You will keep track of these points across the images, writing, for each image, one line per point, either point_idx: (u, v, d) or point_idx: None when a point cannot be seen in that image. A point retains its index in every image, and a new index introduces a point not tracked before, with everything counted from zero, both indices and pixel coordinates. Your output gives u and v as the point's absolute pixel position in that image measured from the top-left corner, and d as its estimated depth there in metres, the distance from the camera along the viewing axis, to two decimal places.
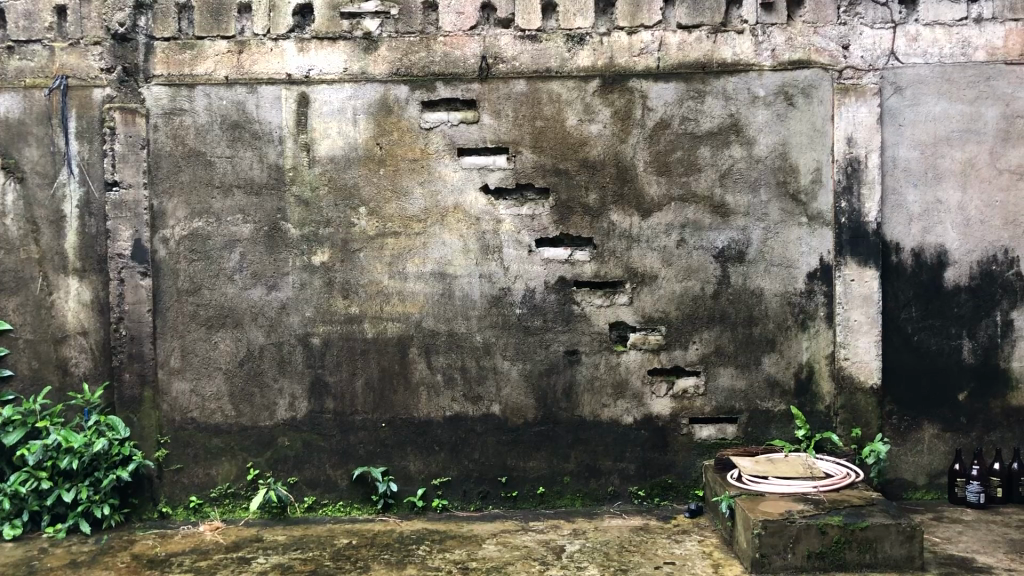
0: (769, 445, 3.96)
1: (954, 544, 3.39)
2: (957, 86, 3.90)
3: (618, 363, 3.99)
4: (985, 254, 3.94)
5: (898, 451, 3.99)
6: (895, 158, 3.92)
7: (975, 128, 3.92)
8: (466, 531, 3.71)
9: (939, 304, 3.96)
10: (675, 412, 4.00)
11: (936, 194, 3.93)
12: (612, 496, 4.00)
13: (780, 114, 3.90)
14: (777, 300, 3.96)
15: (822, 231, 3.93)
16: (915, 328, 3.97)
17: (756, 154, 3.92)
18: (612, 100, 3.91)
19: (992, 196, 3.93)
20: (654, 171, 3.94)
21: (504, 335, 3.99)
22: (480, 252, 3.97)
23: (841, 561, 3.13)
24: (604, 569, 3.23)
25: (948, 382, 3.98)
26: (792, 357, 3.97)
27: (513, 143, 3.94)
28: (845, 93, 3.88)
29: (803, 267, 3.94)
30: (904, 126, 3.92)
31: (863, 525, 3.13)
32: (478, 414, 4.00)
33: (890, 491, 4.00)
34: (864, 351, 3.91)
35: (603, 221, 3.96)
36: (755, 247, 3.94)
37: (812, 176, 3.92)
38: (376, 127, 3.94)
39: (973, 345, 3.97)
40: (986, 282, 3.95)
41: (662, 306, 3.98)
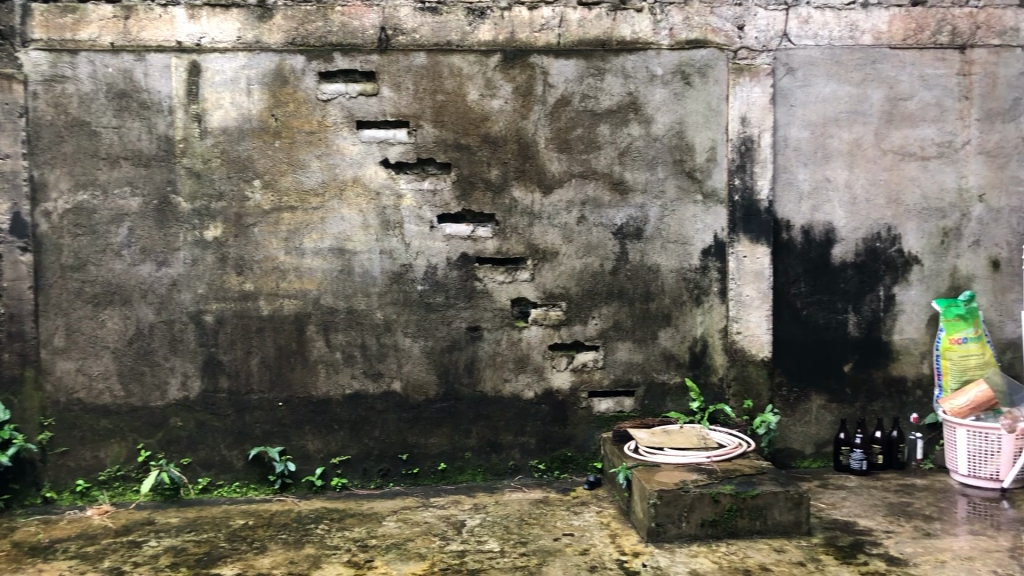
0: (664, 417, 4.06)
1: (839, 509, 3.54)
2: (845, 69, 4.03)
3: (519, 339, 4.01)
4: (870, 231, 4.09)
5: (787, 421, 4.14)
6: (787, 138, 4.03)
7: (861, 109, 4.05)
8: (366, 509, 3.68)
9: (827, 279, 4.10)
10: (575, 386, 4.04)
11: (825, 172, 4.06)
12: (513, 470, 4.03)
13: (677, 94, 3.96)
14: (673, 276, 4.04)
15: (717, 209, 4.03)
16: (804, 303, 4.11)
17: (654, 132, 3.97)
18: (513, 76, 3.90)
19: (877, 175, 4.07)
20: (554, 148, 3.95)
21: (404, 312, 3.95)
22: (381, 227, 3.92)
23: (732, 529, 3.23)
24: (503, 542, 3.25)
25: (834, 355, 4.13)
26: (687, 332, 4.06)
27: (413, 117, 3.89)
28: (739, 73, 3.98)
29: (697, 244, 4.03)
30: (795, 107, 4.03)
31: (754, 493, 3.22)
32: (378, 392, 3.97)
33: (779, 460, 4.15)
34: (755, 325, 4.05)
35: (505, 198, 3.96)
36: (653, 224, 4.01)
37: (707, 155, 4.01)
38: (271, 98, 3.83)
39: (858, 319, 4.13)
40: (871, 258, 4.11)
41: (562, 282, 4.01)
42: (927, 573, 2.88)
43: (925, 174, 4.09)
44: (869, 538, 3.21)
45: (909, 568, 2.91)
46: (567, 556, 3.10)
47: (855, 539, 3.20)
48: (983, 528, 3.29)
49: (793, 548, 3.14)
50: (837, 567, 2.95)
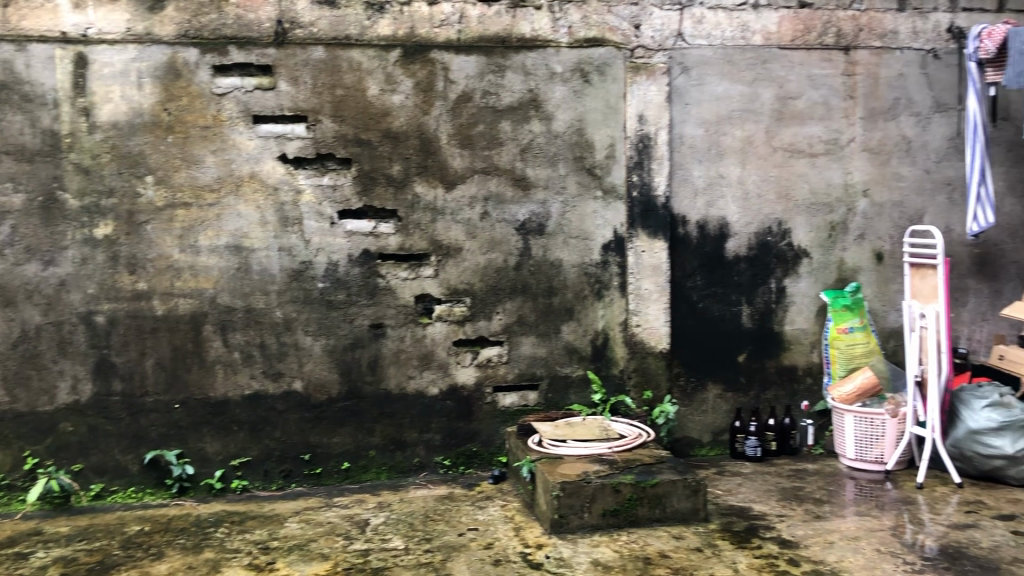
0: (567, 410, 4.11)
1: (734, 495, 3.65)
2: (737, 68, 4.15)
3: (423, 336, 4.00)
4: (762, 226, 4.23)
5: (685, 411, 4.25)
6: (682, 136, 4.14)
7: (753, 108, 4.18)
8: (267, 511, 3.62)
9: (721, 273, 4.22)
10: (480, 381, 4.06)
11: (719, 169, 4.18)
12: (417, 467, 4.03)
13: (577, 91, 4.02)
14: (575, 271, 4.09)
15: (616, 204, 4.10)
16: (700, 296, 4.22)
17: (554, 129, 4.02)
18: (413, 71, 3.88)
19: (768, 172, 4.21)
20: (456, 144, 3.95)
21: (305, 310, 3.90)
22: (279, 224, 3.85)
23: (633, 518, 3.30)
24: (407, 539, 3.24)
25: (729, 346, 4.26)
26: (589, 325, 4.13)
27: (312, 111, 3.83)
28: (636, 71, 4.06)
29: (598, 239, 4.10)
30: (690, 105, 4.13)
31: (653, 482, 3.30)
32: (279, 391, 3.90)
33: (678, 449, 4.26)
34: (653, 318, 4.15)
35: (406, 193, 3.94)
36: (554, 220, 4.05)
37: (607, 151, 4.07)
38: (163, 91, 3.72)
39: (751, 310, 4.26)
40: (762, 252, 4.25)
41: (466, 278, 4.02)
42: (817, 554, 3.00)
43: (813, 171, 4.25)
44: (763, 522, 3.33)
45: (800, 550, 3.03)
46: (472, 551, 3.12)
47: (750, 523, 3.31)
48: (868, 509, 3.45)
49: (691, 534, 3.23)
50: (732, 552, 3.04)
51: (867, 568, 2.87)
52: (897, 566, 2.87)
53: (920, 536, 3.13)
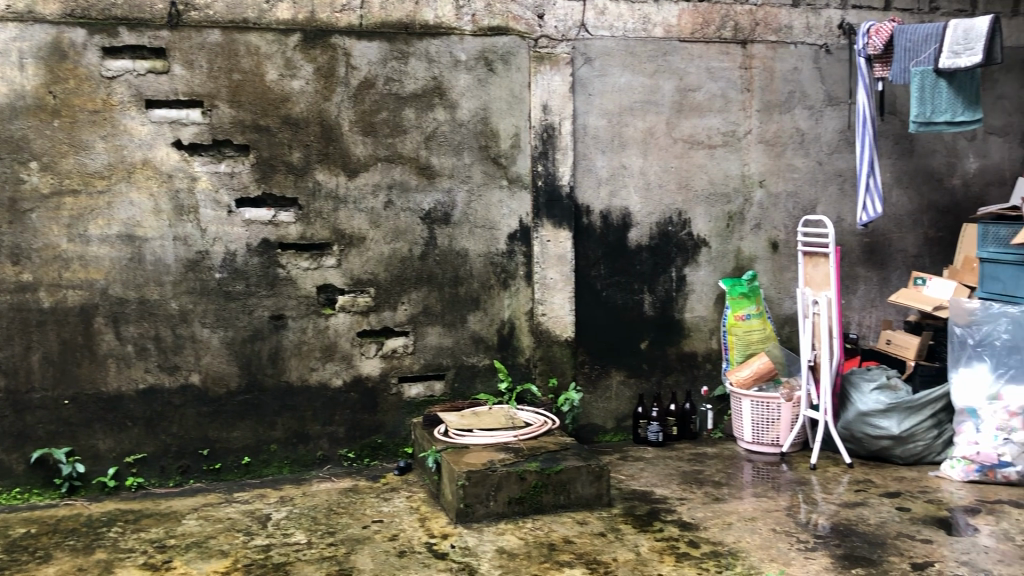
0: (473, 400, 4.11)
1: (637, 480, 3.71)
2: (638, 60, 4.21)
3: (326, 327, 3.94)
4: (663, 216, 4.31)
5: (590, 399, 4.29)
6: (585, 126, 4.17)
7: (654, 99, 4.25)
8: (163, 508, 3.51)
9: (624, 262, 4.28)
10: (384, 372, 4.02)
11: (621, 160, 4.23)
12: (321, 460, 3.96)
13: (480, 80, 4.01)
14: (480, 260, 4.09)
15: (521, 193, 4.11)
16: (604, 285, 4.27)
17: (458, 117, 4.00)
18: (314, 56, 3.80)
19: (668, 163, 4.29)
20: (358, 131, 3.89)
21: (202, 301, 3.78)
22: (174, 212, 3.73)
23: (538, 505, 3.32)
24: (310, 534, 3.19)
25: (632, 334, 4.32)
26: (495, 315, 4.13)
27: (208, 96, 3.72)
28: (539, 61, 4.07)
29: (503, 228, 4.10)
30: (593, 96, 4.17)
31: (558, 468, 3.33)
32: (175, 385, 3.78)
33: (583, 435, 4.30)
34: (558, 306, 4.18)
35: (307, 181, 3.86)
36: (459, 209, 4.04)
37: (511, 141, 4.08)
38: (48, 73, 3.55)
39: (653, 298, 4.34)
40: (664, 241, 4.32)
41: (370, 268, 3.97)
42: (716, 535, 3.07)
43: (712, 162, 4.34)
44: (664, 505, 3.39)
45: (699, 532, 3.10)
46: (376, 543, 3.08)
47: (652, 507, 3.37)
48: (765, 490, 3.55)
49: (594, 520, 3.26)
50: (635, 535, 3.09)
51: (763, 547, 2.95)
52: (791, 544, 2.97)
53: (814, 515, 3.24)
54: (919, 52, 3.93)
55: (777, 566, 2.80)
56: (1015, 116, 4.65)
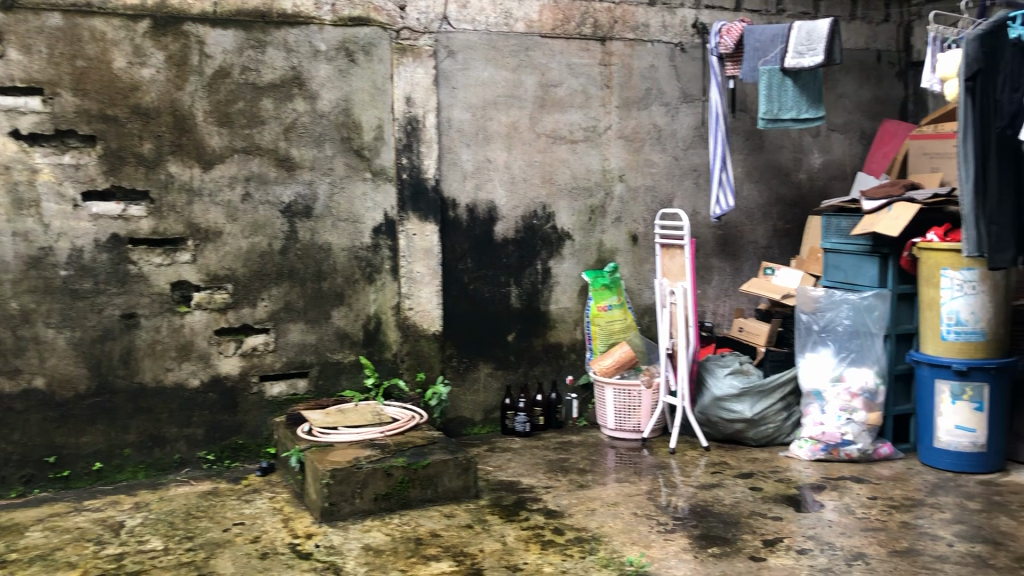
0: (338, 397, 4.05)
1: (504, 470, 3.75)
2: (501, 54, 4.23)
3: (182, 325, 3.79)
4: (528, 209, 4.35)
5: (457, 392, 4.30)
6: (449, 119, 4.17)
7: (516, 94, 4.28)
8: (4, 521, 3.29)
9: (490, 255, 4.30)
10: (245, 370, 3.91)
11: (486, 153, 4.25)
12: (179, 463, 3.82)
13: (341, 71, 3.95)
14: (344, 255, 4.02)
15: (385, 186, 4.07)
16: (470, 278, 4.28)
17: (319, 109, 3.92)
18: (165, 44, 3.65)
19: (532, 157, 4.33)
20: (213, 122, 3.76)
21: (46, 301, 3.57)
22: (12, 207, 3.50)
23: (405, 500, 3.30)
24: (166, 540, 3.06)
25: (498, 326, 4.35)
26: (359, 310, 4.08)
27: (48, 84, 3.50)
28: (401, 53, 4.04)
29: (367, 221, 4.05)
30: (456, 89, 4.17)
31: (424, 463, 3.32)
32: (17, 391, 3.56)
33: (450, 429, 4.30)
34: (425, 300, 4.17)
35: (159, 173, 3.70)
36: (321, 202, 3.96)
37: (374, 133, 4.03)
38: None
39: (519, 291, 4.37)
40: (528, 234, 4.37)
41: (227, 263, 3.84)
42: (580, 521, 3.14)
43: (574, 157, 4.42)
44: (531, 494, 3.43)
45: (564, 519, 3.16)
46: (237, 546, 2.99)
47: (518, 497, 3.41)
48: (627, 476, 3.65)
49: (462, 512, 3.27)
50: (501, 526, 3.12)
51: (625, 531, 3.03)
52: (652, 527, 3.06)
53: (673, 498, 3.35)
54: (766, 51, 4.10)
55: (638, 549, 2.88)
56: (854, 115, 4.93)
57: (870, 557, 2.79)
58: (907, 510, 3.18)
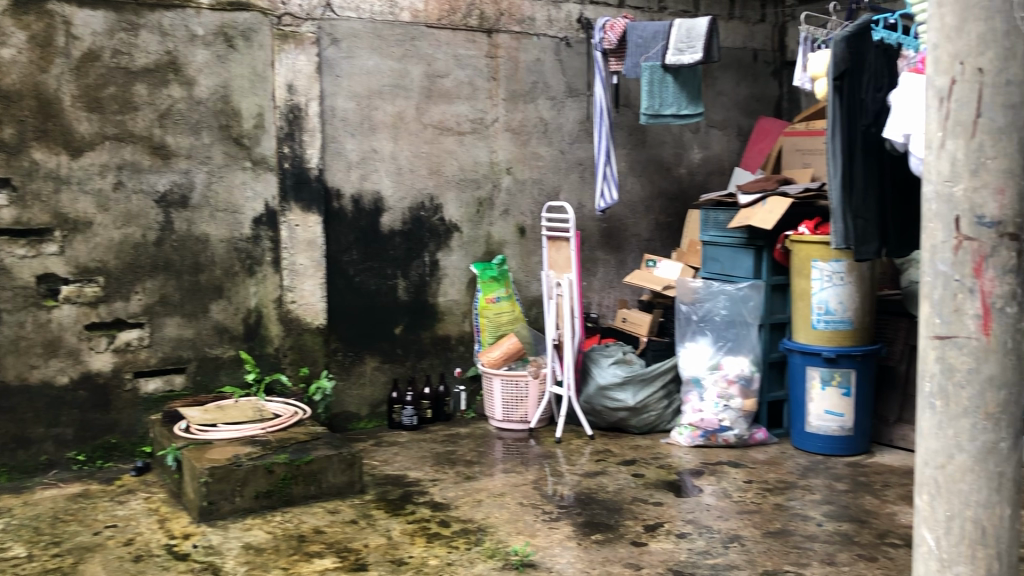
0: (218, 393, 3.93)
1: (390, 464, 3.71)
2: (386, 43, 4.18)
3: (48, 320, 3.61)
4: (414, 201, 4.32)
5: (342, 386, 4.24)
6: (333, 108, 4.09)
7: (402, 83, 4.24)
8: None
9: (376, 247, 4.25)
10: (118, 367, 3.75)
11: (371, 144, 4.19)
12: (46, 465, 3.63)
13: (220, 56, 3.82)
14: (223, 247, 3.91)
15: (266, 176, 3.97)
16: (356, 270, 4.22)
17: (196, 95, 3.79)
18: (27, 23, 3.46)
19: (418, 148, 4.30)
20: (82, 107, 3.58)
21: None
22: None
23: (287, 497, 3.23)
24: (31, 546, 2.91)
25: (385, 319, 4.30)
26: (240, 303, 3.97)
27: None
28: (283, 40, 3.94)
29: (247, 212, 3.94)
30: (340, 77, 4.10)
31: (307, 459, 3.26)
32: None
33: (336, 424, 4.23)
34: (308, 293, 4.09)
35: (22, 160, 3.50)
36: (199, 192, 3.83)
37: (254, 121, 3.92)
38: None
39: (406, 283, 4.34)
40: (415, 226, 4.33)
41: (98, 255, 3.67)
42: (466, 513, 3.14)
43: (461, 148, 4.41)
44: (417, 488, 3.42)
45: (450, 511, 3.15)
46: (109, 550, 2.87)
47: (404, 491, 3.38)
48: (514, 466, 3.67)
49: (346, 508, 3.22)
50: (386, 520, 3.09)
51: (510, 521, 3.05)
52: (537, 516, 3.09)
53: (558, 487, 3.39)
54: (648, 48, 4.19)
55: (523, 538, 2.90)
56: (732, 112, 5.09)
57: (745, 538, 2.89)
58: (780, 492, 3.31)
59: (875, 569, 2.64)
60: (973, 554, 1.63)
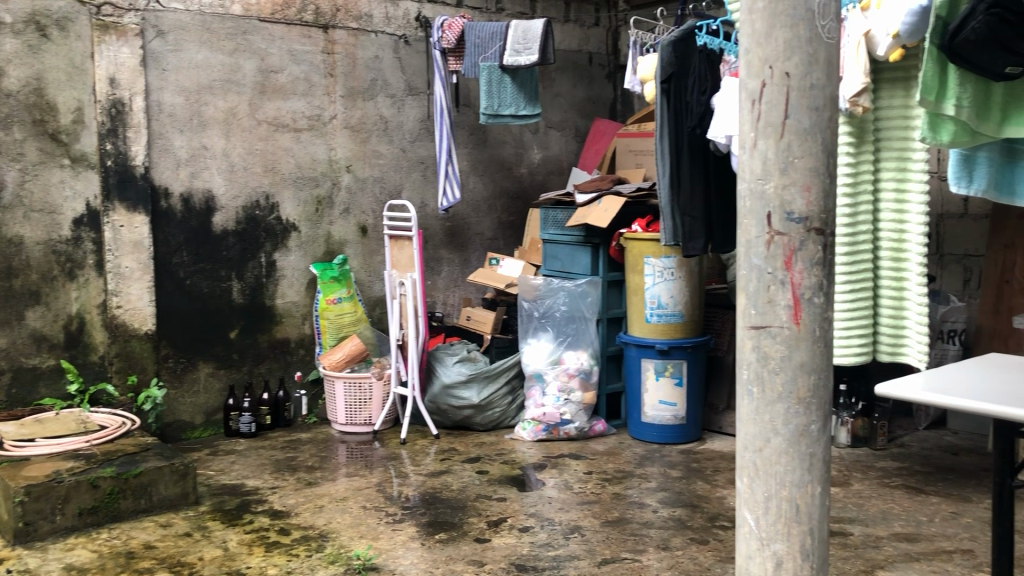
0: (36, 406, 3.68)
1: (227, 474, 3.58)
2: (216, 36, 4.03)
3: None
4: (248, 200, 4.18)
5: (174, 394, 4.05)
6: (159, 103, 3.91)
7: (234, 78, 4.10)
8: None
9: (208, 248, 4.09)
10: None
11: (201, 140, 4.03)
12: None
13: (31, 46, 3.59)
14: (39, 250, 3.66)
15: (86, 174, 3.75)
16: (187, 272, 4.05)
17: (5, 87, 3.54)
18: None
19: (252, 145, 4.17)
20: None
21: None
22: None
23: (114, 513, 3.07)
24: None
25: (219, 323, 4.15)
26: (59, 309, 3.73)
27: None
28: (103, 30, 3.73)
29: (66, 212, 3.72)
30: (167, 71, 3.92)
31: (136, 472, 3.11)
32: None
33: (168, 434, 4.04)
34: (135, 297, 3.89)
35: None
36: (10, 191, 3.58)
37: (72, 116, 3.70)
38: None
39: (241, 285, 4.20)
40: (250, 226, 4.20)
41: None
42: (307, 520, 3.07)
43: (298, 145, 4.30)
44: (256, 496, 3.31)
45: (290, 518, 3.07)
46: None
47: (241, 500, 3.27)
48: (357, 469, 3.62)
49: (179, 520, 3.09)
50: (223, 531, 2.98)
51: (352, 525, 3.00)
52: (380, 519, 3.06)
53: (403, 488, 3.37)
54: (486, 48, 4.22)
55: (366, 542, 2.86)
56: (570, 113, 5.21)
57: (585, 528, 2.96)
58: (619, 482, 3.41)
59: (707, 551, 2.76)
60: (788, 532, 1.58)
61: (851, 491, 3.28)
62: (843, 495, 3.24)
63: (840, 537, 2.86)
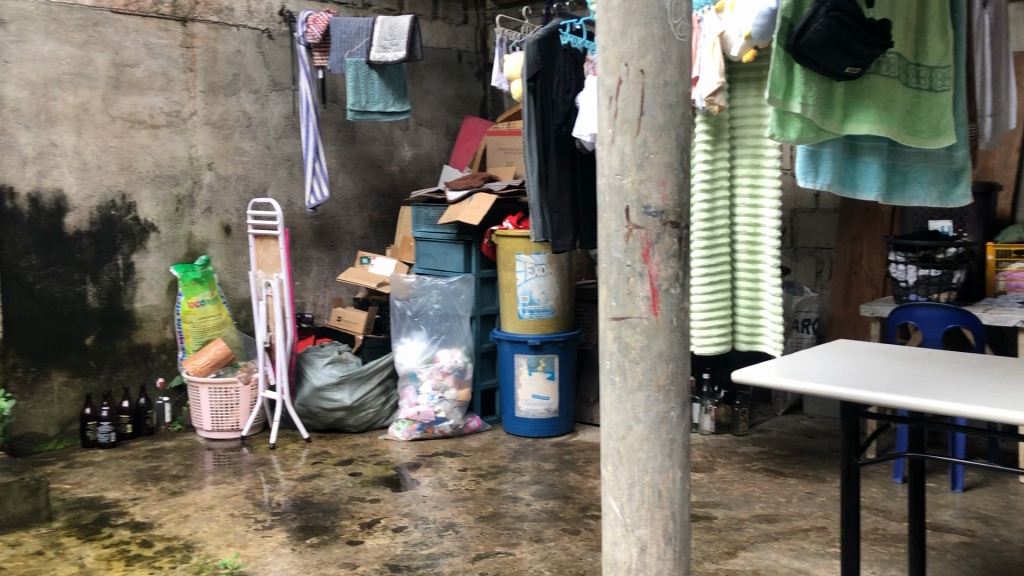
0: None
1: (84, 487, 3.41)
2: (63, 28, 3.83)
3: None
4: (103, 199, 4.00)
5: (24, 406, 3.83)
6: (2, 97, 3.69)
7: (85, 72, 3.91)
8: None
9: (59, 251, 3.90)
10: None
11: (49, 137, 3.83)
12: None
13: None
14: None
15: None
16: (36, 277, 3.84)
17: None
18: None
19: (106, 142, 3.98)
20: None
21: None
22: None
23: None
24: None
25: (73, 329, 3.95)
26: None
27: None
28: None
29: None
30: (10, 64, 3.70)
31: None
32: None
33: (18, 448, 3.82)
34: None
35: None
36: None
37: None
38: None
39: (97, 290, 4.01)
40: (105, 227, 4.01)
41: None
42: (171, 530, 2.96)
43: (156, 143, 4.13)
44: (115, 509, 3.17)
45: (153, 530, 2.95)
46: None
47: (100, 513, 3.12)
48: (225, 476, 3.51)
49: (30, 538, 2.92)
50: (78, 547, 2.84)
51: (219, 534, 2.91)
52: (248, 526, 2.98)
53: (272, 494, 3.29)
54: (352, 44, 4.16)
55: (233, 550, 2.78)
56: (440, 111, 5.20)
57: (459, 525, 2.96)
58: (493, 477, 3.44)
59: (578, 541, 2.81)
60: (651, 517, 1.62)
61: (715, 476, 3.40)
62: (707, 480, 3.36)
63: (704, 521, 2.97)
